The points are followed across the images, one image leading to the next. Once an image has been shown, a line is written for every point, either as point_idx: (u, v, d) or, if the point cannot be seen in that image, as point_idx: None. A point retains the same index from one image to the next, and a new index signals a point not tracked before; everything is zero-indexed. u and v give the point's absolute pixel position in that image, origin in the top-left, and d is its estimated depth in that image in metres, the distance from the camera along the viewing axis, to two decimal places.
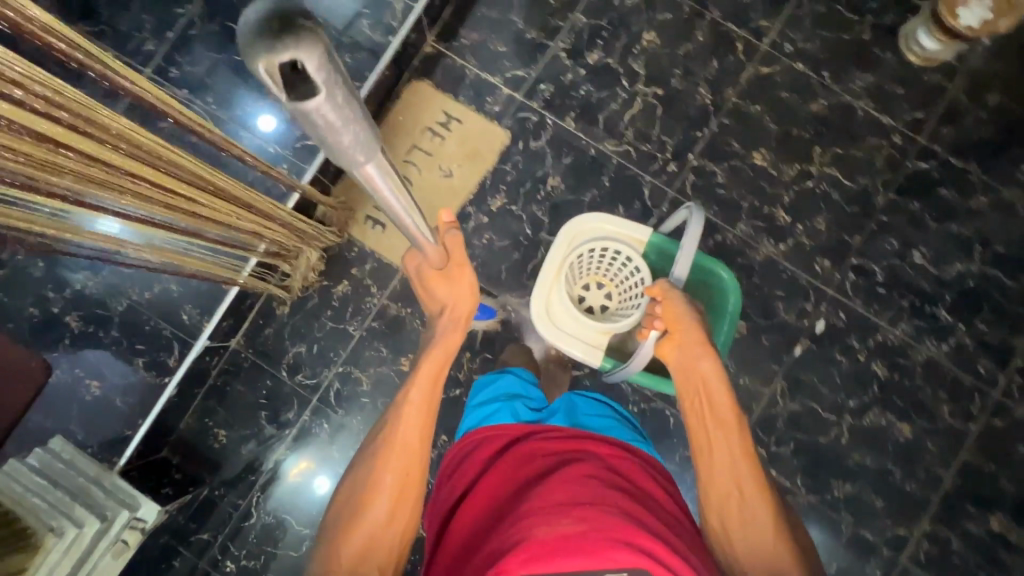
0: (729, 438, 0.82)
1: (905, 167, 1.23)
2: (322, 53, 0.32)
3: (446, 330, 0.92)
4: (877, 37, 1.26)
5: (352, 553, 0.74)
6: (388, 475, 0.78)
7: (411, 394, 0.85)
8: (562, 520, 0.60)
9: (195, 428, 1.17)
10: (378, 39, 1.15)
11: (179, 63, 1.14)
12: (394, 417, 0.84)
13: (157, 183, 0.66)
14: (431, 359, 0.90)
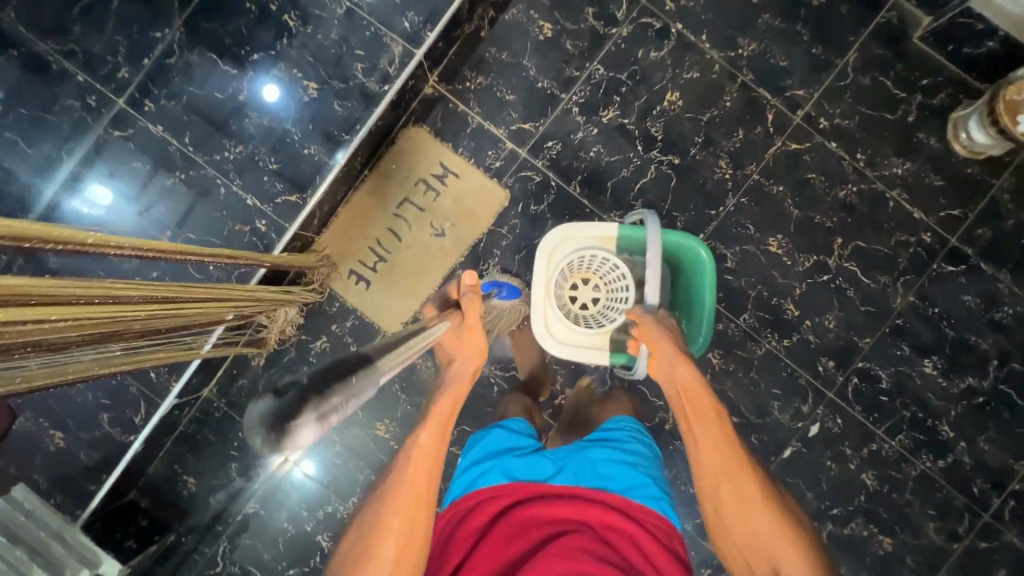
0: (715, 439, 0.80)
1: (930, 268, 1.14)
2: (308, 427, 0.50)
3: (454, 382, 0.87)
4: (924, 120, 1.14)
5: None
6: (395, 519, 0.72)
7: (420, 436, 0.79)
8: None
9: (164, 474, 1.15)
10: (372, 86, 1.05)
11: (154, 94, 1.04)
12: (402, 461, 0.78)
13: (95, 324, 0.62)
14: (444, 402, 0.83)
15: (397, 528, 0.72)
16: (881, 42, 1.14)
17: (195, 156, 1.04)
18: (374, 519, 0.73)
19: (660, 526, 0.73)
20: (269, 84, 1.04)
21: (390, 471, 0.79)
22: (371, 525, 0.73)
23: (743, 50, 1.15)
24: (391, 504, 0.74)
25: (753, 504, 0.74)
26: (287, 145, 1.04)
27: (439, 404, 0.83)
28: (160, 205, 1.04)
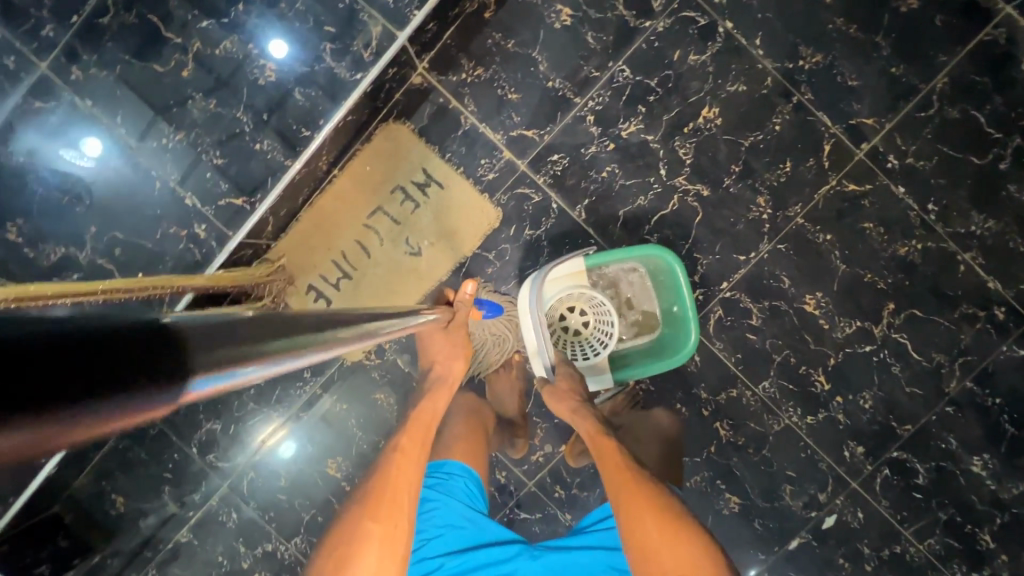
0: (622, 481, 0.69)
1: (997, 351, 0.95)
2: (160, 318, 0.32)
3: (435, 386, 0.81)
4: (1018, 170, 0.92)
5: None
6: (373, 526, 0.64)
7: (399, 440, 0.73)
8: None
9: (90, 490, 1.03)
10: (343, 73, 0.87)
11: (84, 61, 0.86)
12: (379, 465, 0.71)
13: None
14: (424, 408, 0.78)
15: (374, 537, 0.63)
16: (980, 65, 0.91)
17: (129, 140, 0.87)
18: (349, 523, 0.65)
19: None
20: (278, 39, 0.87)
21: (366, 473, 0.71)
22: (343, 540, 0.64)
23: (805, 62, 0.93)
24: (368, 510, 0.65)
25: (673, 558, 0.62)
26: (236, 137, 0.88)
27: (418, 413, 0.77)
28: (84, 194, 0.87)
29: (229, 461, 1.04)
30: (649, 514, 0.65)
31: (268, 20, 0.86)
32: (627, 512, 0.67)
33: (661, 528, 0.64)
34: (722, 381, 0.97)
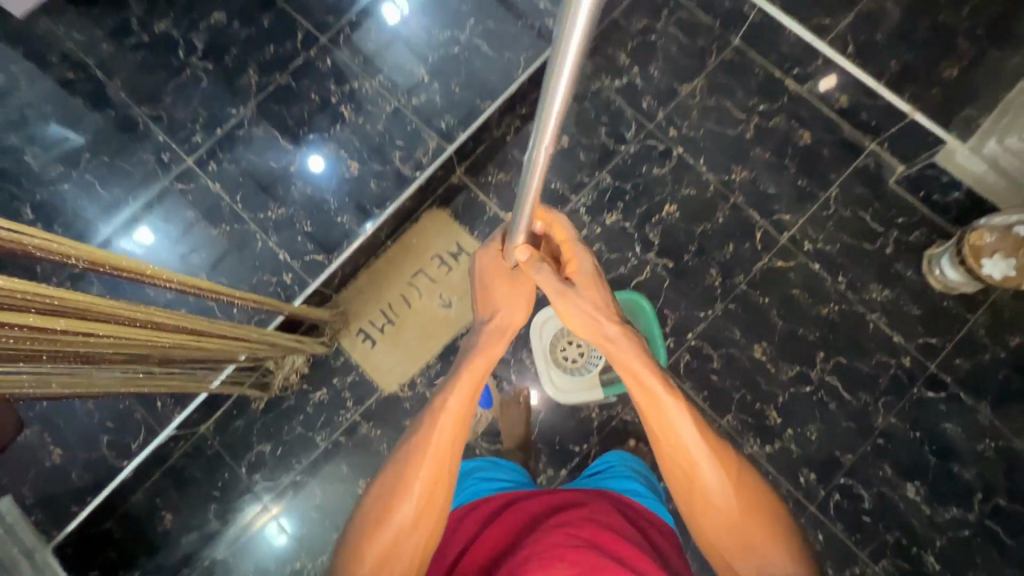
0: (671, 434, 0.70)
1: (910, 392, 1.18)
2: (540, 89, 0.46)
3: (491, 335, 0.78)
4: (901, 254, 1.24)
5: (371, 559, 0.67)
6: (417, 482, 0.69)
7: (449, 399, 0.73)
8: (558, 565, 0.59)
9: (144, 506, 1.17)
10: (405, 171, 1.21)
11: (220, 158, 1.21)
12: (425, 421, 0.72)
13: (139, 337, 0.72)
14: (478, 360, 0.75)
15: (418, 491, 0.69)
16: (860, 181, 1.27)
17: (243, 211, 1.19)
18: (395, 474, 0.70)
19: (650, 524, 0.81)
20: (315, 156, 1.21)
21: (413, 427, 0.74)
22: (389, 489, 0.69)
23: (737, 176, 1.29)
24: (412, 468, 0.70)
25: (722, 501, 0.68)
26: (324, 212, 1.19)
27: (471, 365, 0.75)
28: (204, 250, 1.17)
29: (273, 481, 1.19)
30: (701, 470, 0.69)
31: (355, 135, 1.22)
32: (676, 464, 0.70)
33: (711, 478, 0.68)
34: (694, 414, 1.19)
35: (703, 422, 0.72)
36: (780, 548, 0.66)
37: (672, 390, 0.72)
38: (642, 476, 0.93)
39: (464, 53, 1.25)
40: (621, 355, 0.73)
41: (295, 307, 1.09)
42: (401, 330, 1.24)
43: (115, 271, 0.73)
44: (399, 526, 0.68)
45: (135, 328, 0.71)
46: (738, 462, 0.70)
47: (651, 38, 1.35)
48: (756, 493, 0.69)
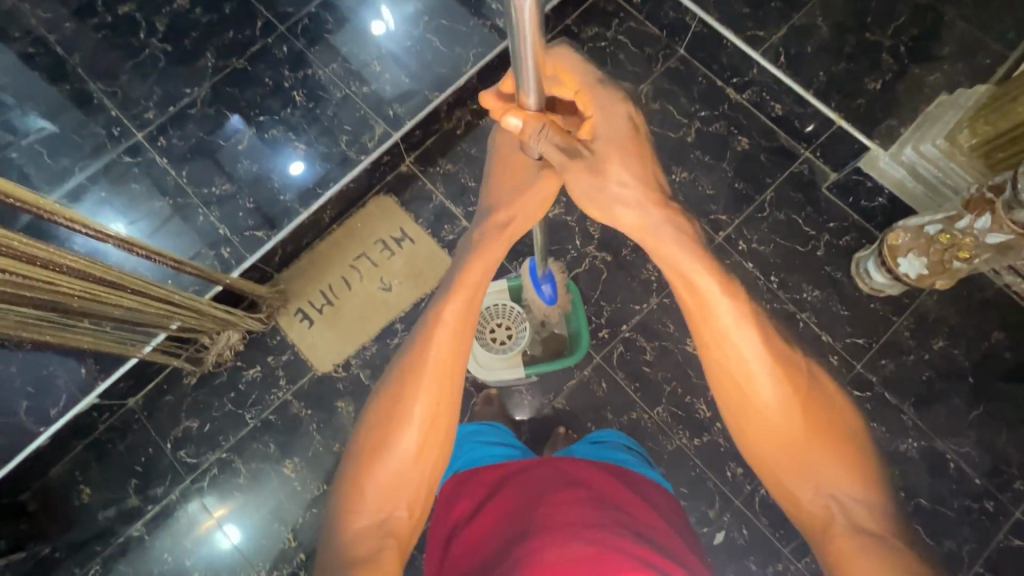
0: (725, 341, 0.65)
1: (837, 391, 1.20)
2: None
3: (491, 236, 0.75)
4: (832, 256, 1.27)
5: (378, 492, 0.66)
6: (417, 405, 0.68)
7: (443, 308, 0.71)
8: (575, 541, 0.61)
9: (62, 479, 1.14)
10: (351, 155, 1.25)
11: (170, 134, 1.24)
12: (422, 336, 0.71)
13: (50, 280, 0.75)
14: (472, 268, 0.73)
15: (423, 414, 0.68)
16: (795, 186, 1.31)
17: (190, 187, 1.21)
18: (394, 397, 0.68)
19: (641, 484, 0.81)
20: (297, 160, 1.24)
21: (410, 344, 0.72)
22: (390, 415, 0.68)
23: (677, 177, 1.34)
24: (412, 389, 0.68)
25: (780, 414, 0.64)
26: (269, 191, 1.22)
27: (466, 273, 0.73)
28: (146, 222, 1.19)
29: (198, 458, 1.17)
30: (757, 382, 0.64)
31: (307, 120, 1.26)
32: (726, 375, 0.66)
33: (766, 388, 0.64)
34: (625, 404, 1.20)
35: (764, 330, 0.66)
36: (844, 467, 0.62)
37: (732, 292, 0.66)
38: (634, 449, 0.92)
39: (417, 47, 1.30)
40: (669, 247, 0.68)
41: (230, 278, 1.08)
42: (338, 311, 1.25)
43: (36, 211, 0.75)
44: (402, 454, 0.67)
45: (37, 266, 0.72)
46: (801, 373, 0.65)
47: (601, 44, 1.41)
48: (820, 405, 0.65)
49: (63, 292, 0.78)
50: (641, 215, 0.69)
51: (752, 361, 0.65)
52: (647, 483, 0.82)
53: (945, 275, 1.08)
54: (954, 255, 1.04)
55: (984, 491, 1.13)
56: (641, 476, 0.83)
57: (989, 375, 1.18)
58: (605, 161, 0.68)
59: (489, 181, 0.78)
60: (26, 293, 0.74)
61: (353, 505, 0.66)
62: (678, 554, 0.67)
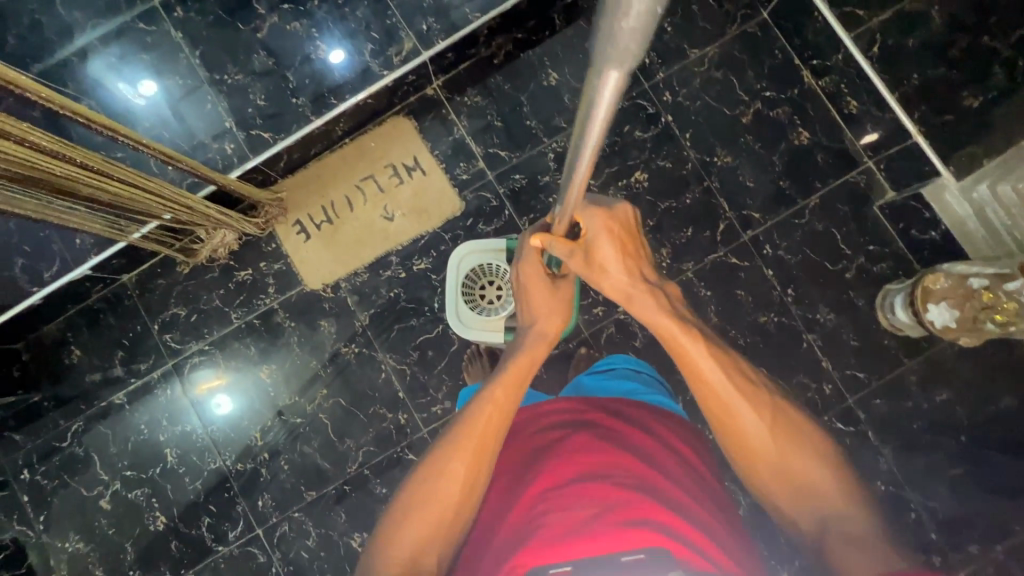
0: (706, 383, 0.70)
1: (820, 419, 1.15)
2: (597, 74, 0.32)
3: (533, 343, 0.81)
4: (860, 281, 1.17)
5: (409, 549, 0.64)
6: (455, 467, 0.67)
7: (493, 391, 0.73)
8: (576, 503, 0.59)
9: (56, 337, 1.20)
10: (374, 68, 1.15)
11: (188, 6, 1.14)
12: (472, 412, 0.71)
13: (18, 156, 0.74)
14: (522, 361, 0.78)
15: (457, 473, 0.67)
16: (845, 197, 1.19)
17: (203, 71, 1.14)
18: (433, 465, 0.68)
19: (642, 411, 0.77)
20: (337, 49, 1.15)
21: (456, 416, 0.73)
22: (429, 476, 0.67)
23: (718, 160, 1.22)
24: (452, 451, 0.68)
25: (760, 439, 0.66)
26: (283, 91, 1.15)
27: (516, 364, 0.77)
28: (153, 100, 1.13)
29: (182, 344, 1.20)
30: (736, 411, 0.68)
31: (334, 19, 1.15)
32: (712, 405, 0.71)
33: (744, 417, 0.68)
34: None
35: (731, 366, 0.71)
36: (833, 485, 0.63)
37: (697, 335, 0.73)
38: (645, 372, 0.89)
39: None
40: (648, 313, 0.75)
41: (227, 180, 1.05)
42: (336, 230, 1.22)
43: (11, 87, 0.73)
44: (439, 508, 0.65)
45: (9, 141, 0.72)
46: (771, 401, 0.69)
47: None
48: (790, 424, 0.68)
49: (34, 167, 0.77)
50: (625, 281, 0.76)
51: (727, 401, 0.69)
52: (648, 411, 0.78)
53: (972, 334, 1.00)
54: (990, 316, 0.97)
55: (935, 546, 1.09)
56: (653, 407, 0.80)
57: (985, 439, 1.11)
58: (596, 256, 0.75)
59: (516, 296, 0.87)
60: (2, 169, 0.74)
61: (386, 557, 0.64)
62: (704, 514, 0.62)
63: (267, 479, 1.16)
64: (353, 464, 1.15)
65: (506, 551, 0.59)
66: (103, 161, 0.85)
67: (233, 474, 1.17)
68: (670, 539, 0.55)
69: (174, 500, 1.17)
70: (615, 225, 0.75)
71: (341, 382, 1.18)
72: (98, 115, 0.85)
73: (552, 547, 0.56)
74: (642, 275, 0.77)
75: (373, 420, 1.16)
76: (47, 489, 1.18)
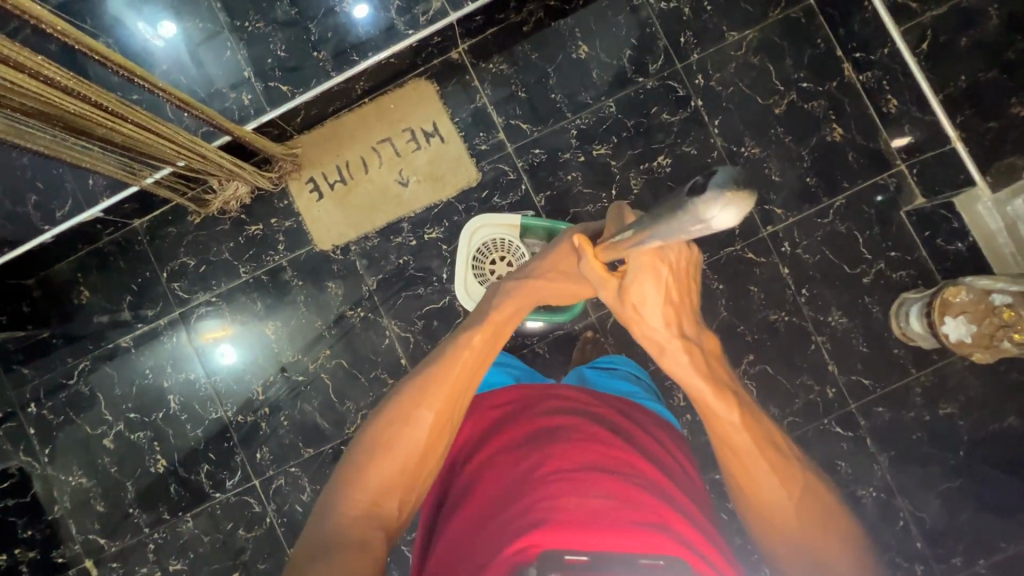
0: (728, 443, 0.67)
1: (820, 422, 1.14)
2: (695, 213, 0.43)
3: (517, 291, 0.79)
4: (878, 287, 1.14)
5: (371, 491, 0.65)
6: (428, 414, 0.68)
7: (472, 338, 0.74)
8: (591, 490, 0.57)
9: (67, 277, 1.21)
10: (399, 25, 1.11)
11: None
12: (450, 355, 0.73)
13: (31, 90, 0.72)
14: (502, 311, 0.77)
15: (428, 425, 0.68)
16: (871, 200, 1.15)
17: (224, 17, 1.11)
18: (407, 410, 0.69)
19: (637, 410, 0.78)
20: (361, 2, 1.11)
21: (434, 360, 0.74)
22: (401, 414, 0.68)
23: (745, 151, 1.18)
24: (429, 397, 0.69)
25: (776, 500, 0.65)
26: (304, 43, 1.12)
27: (496, 313, 0.77)
28: (172, 43, 1.11)
29: (189, 294, 1.21)
30: (755, 471, 0.65)
31: None
32: (729, 462, 0.67)
33: (766, 481, 0.65)
34: None
35: (761, 431, 0.68)
36: (839, 551, 0.62)
37: (730, 400, 0.67)
38: (643, 379, 0.91)
39: None
40: (680, 372, 0.68)
41: (242, 131, 1.03)
42: (349, 192, 1.20)
43: (25, 17, 0.71)
44: (408, 451, 0.67)
45: (21, 73, 0.70)
46: (795, 469, 0.66)
47: None
48: (816, 496, 0.65)
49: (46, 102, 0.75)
50: (663, 330, 0.67)
51: (752, 462, 0.66)
52: (649, 417, 0.77)
53: (987, 350, 0.98)
54: (1007, 335, 0.94)
55: (920, 555, 1.09)
56: (651, 411, 0.80)
57: (984, 456, 1.10)
58: (630, 296, 0.66)
59: (535, 254, 0.81)
60: (16, 102, 0.73)
61: (353, 489, 0.65)
62: (697, 514, 0.62)
63: (267, 433, 1.18)
64: (351, 426, 1.17)
65: (512, 531, 0.56)
66: (116, 101, 0.83)
67: (234, 425, 1.19)
68: (684, 547, 0.55)
69: (175, 446, 1.19)
70: (663, 269, 0.63)
71: (344, 345, 1.18)
72: (115, 53, 0.82)
73: (568, 532, 0.53)
74: (681, 329, 0.67)
75: (374, 384, 1.17)
76: (53, 424, 1.20)
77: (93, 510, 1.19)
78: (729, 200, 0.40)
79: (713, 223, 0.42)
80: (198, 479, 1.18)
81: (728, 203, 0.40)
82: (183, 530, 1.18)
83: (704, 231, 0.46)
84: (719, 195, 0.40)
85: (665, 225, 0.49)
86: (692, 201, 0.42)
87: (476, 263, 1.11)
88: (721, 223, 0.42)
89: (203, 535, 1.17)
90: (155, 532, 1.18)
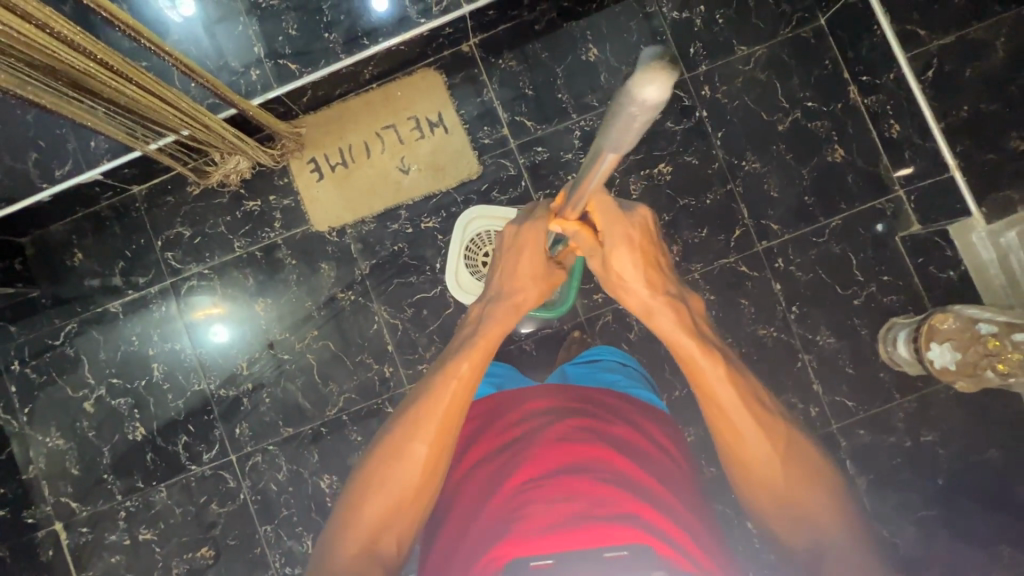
0: (724, 417, 0.68)
1: None
2: (628, 94, 0.40)
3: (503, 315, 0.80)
4: (867, 310, 1.15)
5: (368, 529, 0.66)
6: (419, 447, 0.68)
7: (461, 366, 0.73)
8: (560, 495, 0.58)
9: (61, 238, 1.21)
10: (410, 14, 1.11)
11: None
12: (436, 386, 0.73)
13: (36, 42, 0.72)
14: (489, 336, 0.77)
15: (420, 456, 0.68)
16: (866, 223, 1.16)
17: None
18: (394, 443, 0.69)
19: (625, 402, 0.77)
20: None
21: (421, 391, 0.74)
22: (391, 454, 0.69)
23: (746, 165, 1.18)
24: (416, 430, 0.69)
25: (762, 459, 0.66)
26: (316, 22, 1.12)
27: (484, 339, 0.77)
28: (185, 12, 1.11)
29: (183, 265, 1.21)
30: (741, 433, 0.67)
31: None
32: (719, 426, 0.69)
33: (759, 450, 0.66)
34: None
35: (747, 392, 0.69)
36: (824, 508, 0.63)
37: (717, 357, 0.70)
38: (633, 367, 0.91)
39: None
40: (670, 332, 0.73)
41: (247, 105, 1.03)
42: (349, 174, 1.20)
43: None
44: (401, 487, 0.67)
45: (30, 25, 0.71)
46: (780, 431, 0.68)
47: None
48: (805, 461, 0.66)
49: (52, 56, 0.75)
50: (647, 297, 0.75)
51: (738, 420, 0.68)
52: (633, 404, 0.77)
53: (970, 379, 0.98)
54: (991, 364, 0.94)
55: None
56: (634, 398, 0.80)
57: (963, 486, 1.10)
58: (613, 267, 0.75)
59: (499, 263, 0.84)
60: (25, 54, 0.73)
61: (348, 532, 0.66)
62: (678, 507, 0.62)
63: (248, 409, 1.18)
64: (332, 408, 1.17)
65: (490, 542, 0.57)
66: (123, 62, 0.83)
67: (216, 398, 1.19)
68: (651, 535, 0.55)
69: (155, 415, 1.19)
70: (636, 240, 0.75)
71: (332, 326, 1.19)
72: (127, 15, 0.82)
73: (541, 540, 0.54)
74: (665, 289, 0.75)
75: (359, 368, 1.17)
76: (35, 384, 1.20)
77: (68, 473, 1.19)
78: (652, 79, 0.38)
79: (648, 102, 0.40)
80: (175, 450, 1.18)
81: (656, 83, 0.38)
82: (156, 500, 1.17)
83: (649, 123, 0.44)
84: (642, 78, 0.38)
85: (608, 125, 0.47)
86: (621, 89, 0.40)
87: (468, 254, 1.11)
88: (651, 103, 0.40)
89: (176, 506, 1.17)
90: (127, 500, 1.18)
